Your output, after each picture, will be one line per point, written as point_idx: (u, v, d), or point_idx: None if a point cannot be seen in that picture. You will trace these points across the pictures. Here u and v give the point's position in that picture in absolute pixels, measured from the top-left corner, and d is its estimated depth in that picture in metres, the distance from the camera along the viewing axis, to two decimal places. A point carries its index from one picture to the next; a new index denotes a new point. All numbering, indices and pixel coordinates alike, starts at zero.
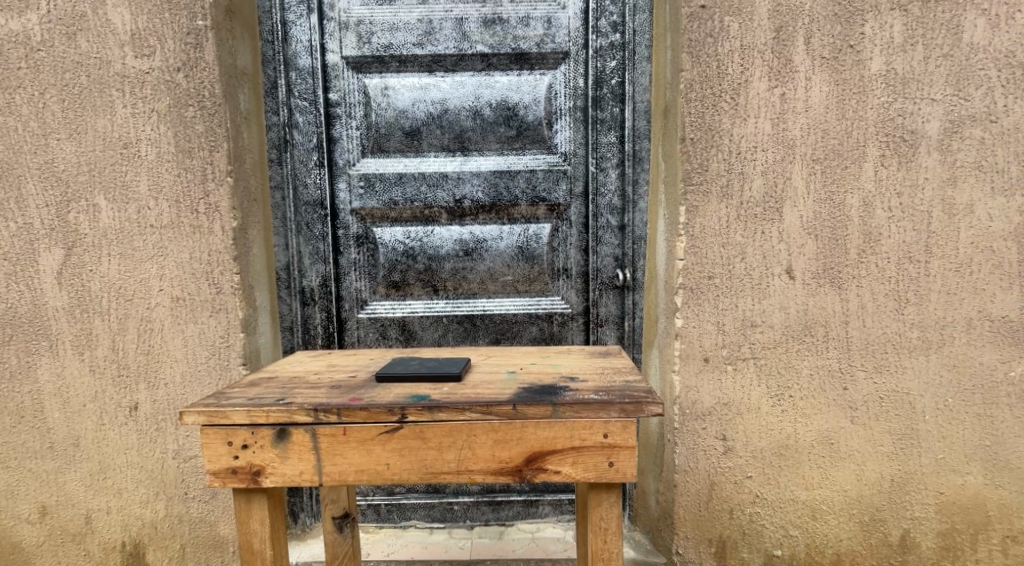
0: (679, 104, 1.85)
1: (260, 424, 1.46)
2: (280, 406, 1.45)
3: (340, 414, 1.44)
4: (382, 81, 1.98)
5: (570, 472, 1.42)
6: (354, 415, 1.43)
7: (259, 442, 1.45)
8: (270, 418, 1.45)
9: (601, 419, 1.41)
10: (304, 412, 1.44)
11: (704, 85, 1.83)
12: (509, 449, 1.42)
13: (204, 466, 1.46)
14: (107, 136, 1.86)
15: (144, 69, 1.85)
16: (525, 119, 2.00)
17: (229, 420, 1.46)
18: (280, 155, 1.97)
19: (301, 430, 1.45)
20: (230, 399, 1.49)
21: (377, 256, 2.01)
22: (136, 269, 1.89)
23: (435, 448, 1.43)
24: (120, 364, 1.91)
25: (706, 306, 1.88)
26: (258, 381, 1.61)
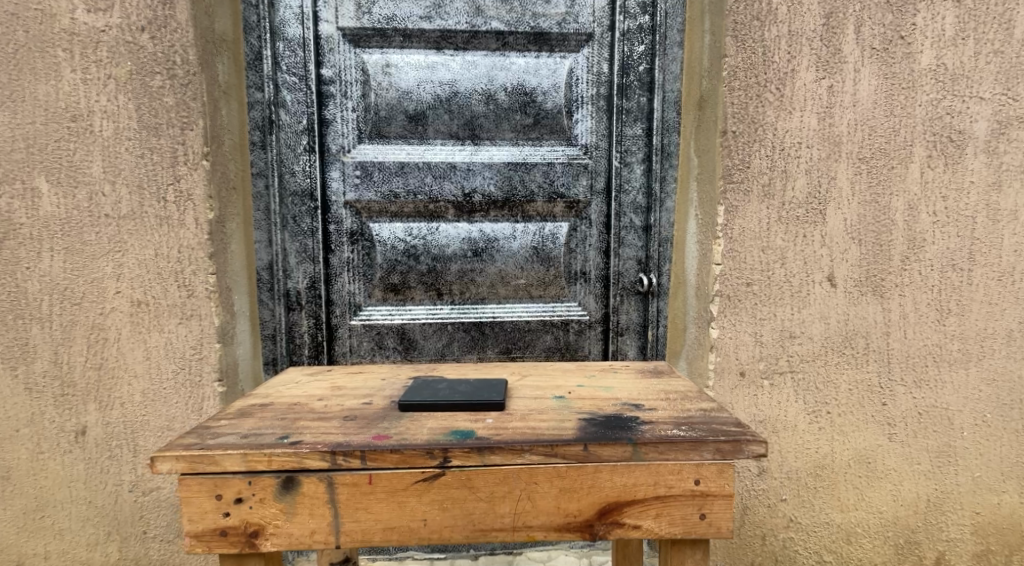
0: (720, 93, 1.67)
1: (260, 472, 1.27)
2: (285, 450, 1.27)
3: (364, 458, 1.27)
4: (383, 57, 1.72)
5: (652, 526, 1.28)
6: (385, 459, 1.27)
7: (258, 495, 1.27)
8: (273, 464, 1.26)
9: (693, 462, 1.28)
10: (317, 456, 1.27)
11: (749, 73, 1.66)
12: (578, 500, 1.28)
13: (189, 524, 1.26)
14: (50, 105, 1.54)
15: (99, 27, 1.54)
16: (543, 106, 1.79)
17: (222, 467, 1.27)
18: (264, 138, 1.68)
19: (312, 479, 1.28)
20: (220, 438, 1.30)
21: (373, 255, 1.75)
22: (86, 268, 1.57)
23: (486, 501, 1.28)
24: (65, 381, 1.59)
25: (743, 316, 1.72)
26: (252, 410, 1.40)
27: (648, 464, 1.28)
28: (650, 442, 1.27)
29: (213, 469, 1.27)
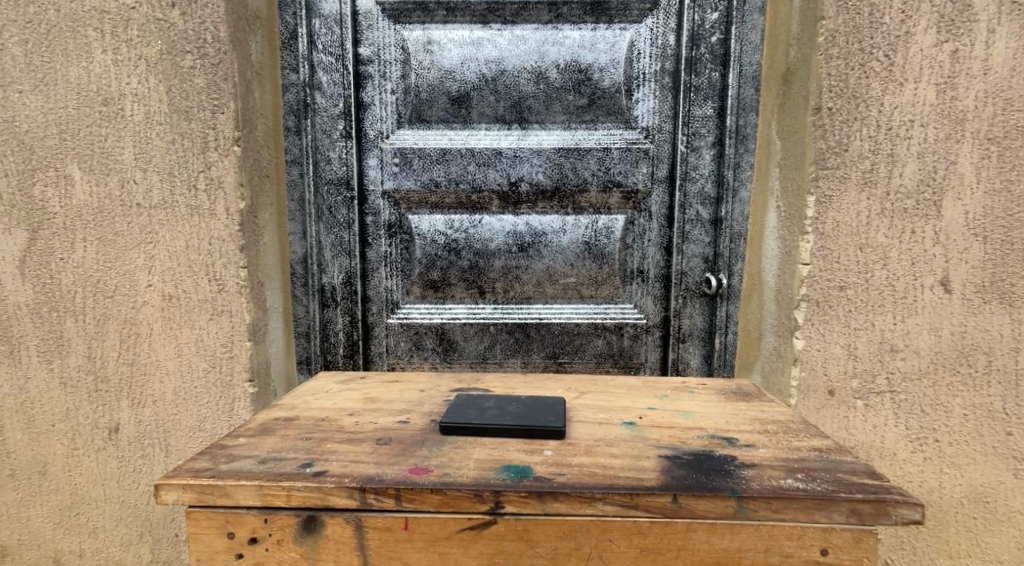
0: (816, 61, 1.45)
1: (277, 509, 1.20)
2: (306, 486, 1.19)
3: (399, 500, 1.20)
4: (425, 34, 1.58)
5: None
6: (427, 502, 1.20)
7: (276, 534, 1.20)
8: (292, 500, 1.19)
9: (818, 528, 1.22)
10: (344, 494, 1.19)
11: (852, 38, 1.43)
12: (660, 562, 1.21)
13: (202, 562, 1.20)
14: (81, 89, 1.48)
15: (129, 4, 1.47)
16: (600, 84, 1.61)
17: (235, 500, 1.19)
18: (299, 123, 1.59)
19: (337, 521, 1.20)
20: (235, 463, 1.22)
21: (412, 250, 1.63)
22: (118, 259, 1.51)
23: (547, 558, 1.22)
24: (98, 376, 1.53)
25: (835, 325, 1.48)
26: (274, 426, 1.32)
27: (760, 526, 1.23)
28: (759, 497, 1.23)
29: (226, 503, 1.19)
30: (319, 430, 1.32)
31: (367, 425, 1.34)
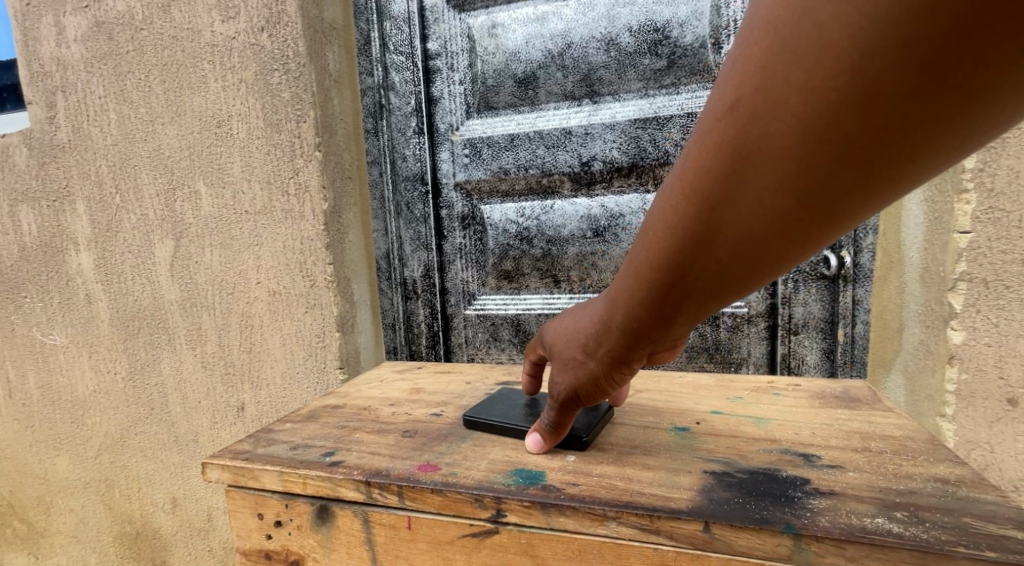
0: None
1: (296, 496, 1.24)
2: (319, 475, 1.21)
3: (402, 496, 1.17)
4: (489, 18, 1.55)
5: None
6: (430, 501, 1.15)
7: (296, 520, 1.24)
8: (307, 488, 1.22)
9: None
10: (352, 485, 1.19)
11: None
12: None
13: (237, 538, 1.28)
14: (202, 115, 1.68)
15: (231, 35, 1.64)
16: (680, 41, 1.48)
17: (262, 482, 1.25)
18: (377, 124, 1.66)
19: (346, 513, 1.21)
20: (269, 447, 1.30)
21: (485, 240, 1.63)
22: (234, 260, 1.70)
23: None
24: (227, 362, 1.74)
25: (1015, 312, 1.33)
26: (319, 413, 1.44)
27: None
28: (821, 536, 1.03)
29: (255, 485, 1.26)
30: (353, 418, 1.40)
31: (402, 416, 1.39)
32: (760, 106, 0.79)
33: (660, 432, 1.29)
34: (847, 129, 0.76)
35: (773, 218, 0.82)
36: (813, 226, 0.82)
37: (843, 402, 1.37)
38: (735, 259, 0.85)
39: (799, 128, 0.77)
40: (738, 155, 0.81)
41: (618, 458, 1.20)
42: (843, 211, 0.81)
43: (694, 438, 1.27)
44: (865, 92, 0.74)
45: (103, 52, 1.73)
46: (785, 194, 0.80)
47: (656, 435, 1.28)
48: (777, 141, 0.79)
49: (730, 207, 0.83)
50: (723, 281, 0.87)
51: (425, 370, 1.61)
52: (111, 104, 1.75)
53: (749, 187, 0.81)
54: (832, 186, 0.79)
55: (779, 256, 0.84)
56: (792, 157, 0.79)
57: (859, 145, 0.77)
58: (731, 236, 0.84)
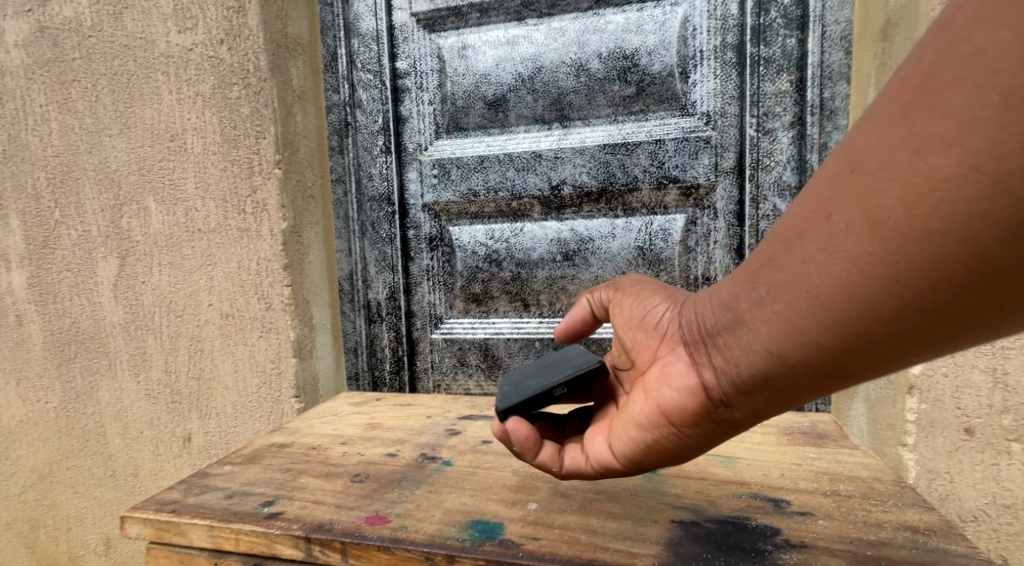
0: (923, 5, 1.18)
1: (227, 552, 1.19)
2: (253, 530, 1.18)
3: (342, 552, 1.14)
4: (459, 39, 1.53)
5: None
6: (374, 558, 1.12)
7: None
8: (239, 543, 1.18)
9: None
10: (288, 542, 1.16)
11: None
12: None
13: None
14: (154, 128, 1.61)
15: (187, 46, 1.58)
16: (649, 69, 1.47)
17: (190, 538, 1.21)
18: (342, 141, 1.60)
19: None
20: (201, 498, 1.27)
21: (453, 262, 1.59)
22: (185, 281, 1.62)
23: None
24: (174, 390, 1.66)
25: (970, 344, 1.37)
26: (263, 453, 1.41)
27: None
28: None
29: (181, 542, 1.21)
30: (302, 461, 1.37)
31: (353, 458, 1.37)
32: (881, 155, 0.78)
33: (627, 474, 1.29)
34: (937, 228, 0.76)
35: (831, 281, 0.81)
36: (857, 313, 0.80)
37: (810, 438, 1.38)
38: (785, 306, 0.84)
39: (894, 192, 0.77)
40: (838, 190, 0.80)
41: (581, 507, 1.19)
42: (889, 320, 0.80)
43: (661, 480, 1.28)
44: (970, 204, 0.74)
45: (47, 59, 1.65)
46: (854, 261, 0.79)
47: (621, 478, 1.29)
48: (876, 196, 0.78)
49: (807, 240, 0.82)
50: (764, 329, 0.86)
51: (382, 403, 1.57)
52: (53, 113, 1.66)
53: (832, 230, 0.81)
54: (892, 279, 0.78)
55: (816, 329, 0.83)
56: (878, 223, 0.78)
57: (934, 253, 0.76)
58: (794, 277, 0.83)
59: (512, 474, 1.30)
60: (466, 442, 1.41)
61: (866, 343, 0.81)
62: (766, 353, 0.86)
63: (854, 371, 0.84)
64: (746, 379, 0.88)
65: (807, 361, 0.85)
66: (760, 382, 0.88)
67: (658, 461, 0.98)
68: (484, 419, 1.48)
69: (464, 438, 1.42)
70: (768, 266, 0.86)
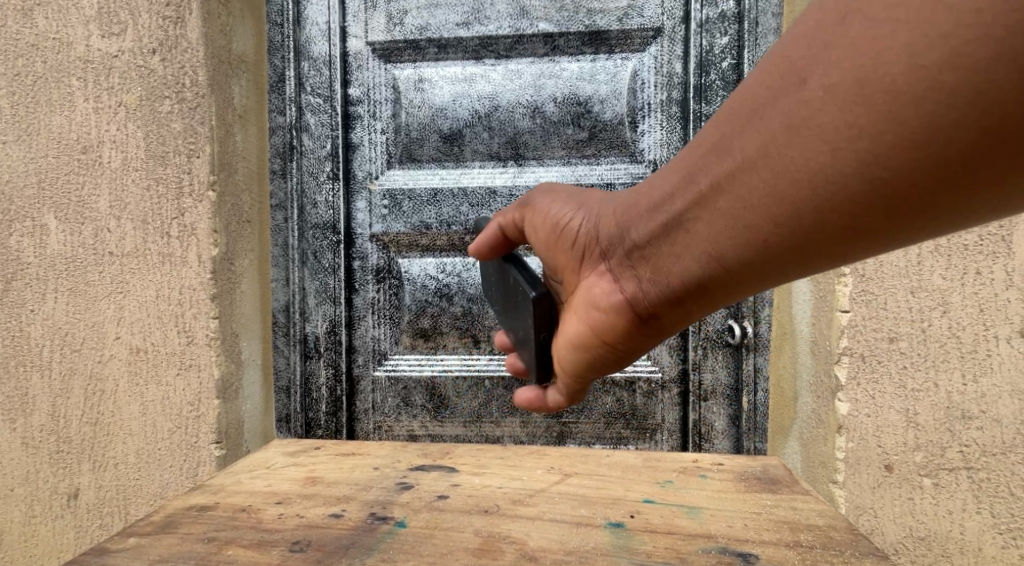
0: None
1: None
2: None
3: None
4: (416, 71, 1.52)
5: None
6: None
7: None
8: None
9: None
10: None
11: None
12: None
13: None
14: (62, 137, 1.43)
15: (112, 53, 1.41)
16: (601, 116, 1.47)
17: None
18: (285, 165, 1.53)
19: None
20: None
21: (401, 295, 1.55)
22: (88, 310, 1.43)
23: None
24: (60, 438, 1.44)
25: (886, 385, 1.35)
26: (178, 520, 1.24)
27: None
28: None
29: None
30: (227, 528, 1.22)
31: (291, 520, 1.24)
32: (825, 49, 0.74)
33: (594, 530, 1.22)
34: (874, 134, 0.73)
35: (771, 184, 0.78)
36: (791, 216, 0.78)
37: (764, 485, 1.34)
38: (722, 209, 0.82)
39: (831, 91, 0.74)
40: (777, 83, 0.77)
41: None
42: (826, 224, 0.77)
43: (630, 537, 1.20)
44: (912, 110, 0.71)
45: None
46: (795, 164, 0.76)
47: (590, 535, 1.20)
48: (815, 93, 0.74)
49: (742, 137, 0.79)
50: (701, 238, 0.84)
51: (321, 452, 1.45)
52: None
53: (771, 128, 0.77)
54: (827, 185, 0.76)
55: (750, 231, 0.81)
56: (821, 120, 0.74)
57: (873, 157, 0.73)
58: (733, 177, 0.80)
59: (475, 534, 1.20)
60: (421, 499, 1.30)
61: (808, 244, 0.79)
62: (702, 261, 0.85)
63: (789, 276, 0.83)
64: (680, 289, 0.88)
65: (740, 267, 0.83)
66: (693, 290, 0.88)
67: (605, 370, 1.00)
68: (438, 470, 1.39)
69: (417, 494, 1.31)
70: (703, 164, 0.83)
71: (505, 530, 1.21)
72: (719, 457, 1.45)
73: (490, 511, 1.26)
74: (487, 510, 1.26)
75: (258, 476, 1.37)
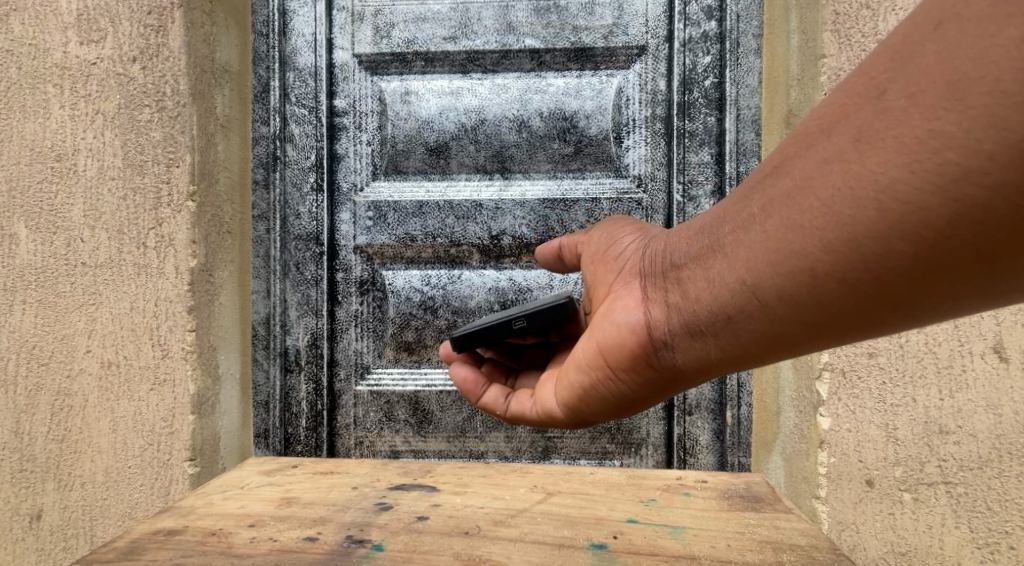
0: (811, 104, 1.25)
1: None
2: None
3: None
4: (403, 84, 1.54)
5: None
6: None
7: None
8: None
9: None
10: None
11: None
12: None
13: None
14: (35, 144, 1.37)
15: (90, 60, 1.36)
16: (586, 131, 1.50)
17: None
18: (268, 176, 1.54)
19: None
20: None
21: (385, 308, 1.56)
22: (58, 322, 1.37)
23: None
24: (25, 456, 1.38)
25: (866, 401, 1.33)
26: (145, 544, 1.19)
27: None
28: None
29: None
30: (196, 554, 1.17)
31: (264, 544, 1.19)
32: (908, 66, 0.76)
33: (579, 550, 1.20)
34: (947, 157, 0.75)
35: (828, 201, 0.80)
36: (840, 239, 0.80)
37: (747, 502, 1.32)
38: (775, 232, 0.83)
39: (913, 101, 0.76)
40: (852, 102, 0.79)
41: None
42: (873, 253, 0.79)
43: (613, 559, 1.17)
44: (995, 131, 0.73)
45: None
46: (860, 180, 0.78)
47: (572, 559, 1.18)
48: (892, 106, 0.77)
49: (805, 156, 0.82)
50: (743, 257, 0.85)
51: (297, 472, 1.41)
52: None
53: (838, 145, 0.79)
54: (892, 204, 0.77)
55: (802, 257, 0.82)
56: (894, 134, 0.76)
57: (939, 184, 0.75)
58: (791, 195, 0.82)
59: (457, 558, 1.17)
60: (400, 519, 1.26)
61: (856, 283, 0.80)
62: (733, 287, 0.86)
63: (816, 321, 0.84)
64: (707, 316, 0.89)
65: (774, 293, 0.84)
66: (717, 321, 0.88)
67: (593, 406, 1.01)
68: (419, 490, 1.35)
69: (396, 515, 1.27)
70: (760, 186, 0.86)
71: (486, 553, 1.18)
72: (703, 475, 1.43)
73: (471, 532, 1.22)
74: (468, 532, 1.23)
75: (231, 496, 1.32)
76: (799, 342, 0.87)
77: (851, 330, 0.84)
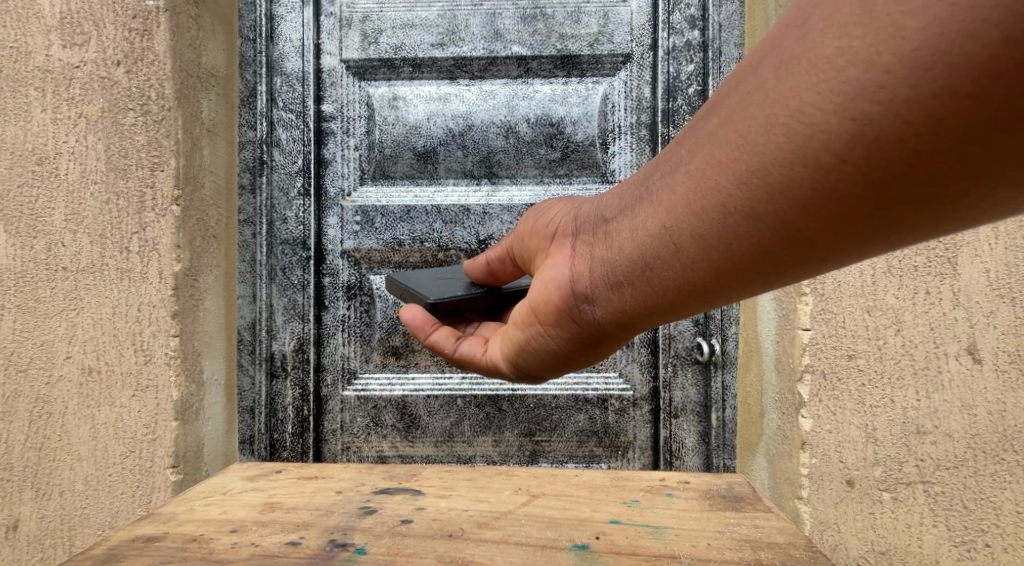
0: None
1: None
2: None
3: None
4: (391, 90, 1.55)
5: None
6: None
7: None
8: None
9: None
10: None
11: None
12: None
13: None
14: (16, 148, 1.35)
15: (73, 63, 1.35)
16: (573, 137, 1.53)
17: None
18: (255, 180, 1.53)
19: None
20: None
21: (372, 312, 1.57)
22: (37, 329, 1.35)
23: None
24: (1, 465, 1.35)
25: (847, 402, 1.35)
26: (122, 552, 1.17)
27: None
28: None
29: None
30: (175, 560, 1.15)
31: (245, 549, 1.18)
32: None
33: (565, 550, 1.20)
34: (849, 74, 0.73)
35: (745, 132, 0.79)
36: (751, 171, 0.79)
37: (728, 502, 1.34)
38: (692, 169, 0.83)
39: (828, 21, 0.74)
40: (781, 28, 0.78)
41: None
42: (778, 184, 0.78)
43: (595, 559, 1.18)
44: (892, 41, 0.71)
45: None
46: (773, 107, 0.77)
47: (555, 559, 1.18)
48: (812, 29, 0.75)
49: (734, 90, 0.81)
50: (665, 199, 0.86)
51: (280, 477, 1.40)
52: None
53: (762, 73, 0.78)
54: (799, 130, 0.76)
55: (712, 190, 0.82)
56: (808, 56, 0.75)
57: (840, 102, 0.73)
58: (714, 131, 0.82)
59: (439, 560, 1.17)
60: (384, 523, 1.25)
61: (761, 217, 0.80)
62: (654, 231, 0.87)
63: (726, 264, 0.84)
64: (630, 261, 0.90)
65: (688, 229, 0.84)
66: (637, 266, 0.89)
67: (533, 360, 1.04)
68: (403, 493, 1.35)
69: (380, 519, 1.26)
70: (693, 126, 0.85)
71: (469, 555, 1.18)
72: (686, 476, 1.44)
73: (454, 535, 1.22)
74: (452, 534, 1.22)
75: (212, 502, 1.30)
76: (731, 290, 0.86)
77: (761, 271, 0.83)
